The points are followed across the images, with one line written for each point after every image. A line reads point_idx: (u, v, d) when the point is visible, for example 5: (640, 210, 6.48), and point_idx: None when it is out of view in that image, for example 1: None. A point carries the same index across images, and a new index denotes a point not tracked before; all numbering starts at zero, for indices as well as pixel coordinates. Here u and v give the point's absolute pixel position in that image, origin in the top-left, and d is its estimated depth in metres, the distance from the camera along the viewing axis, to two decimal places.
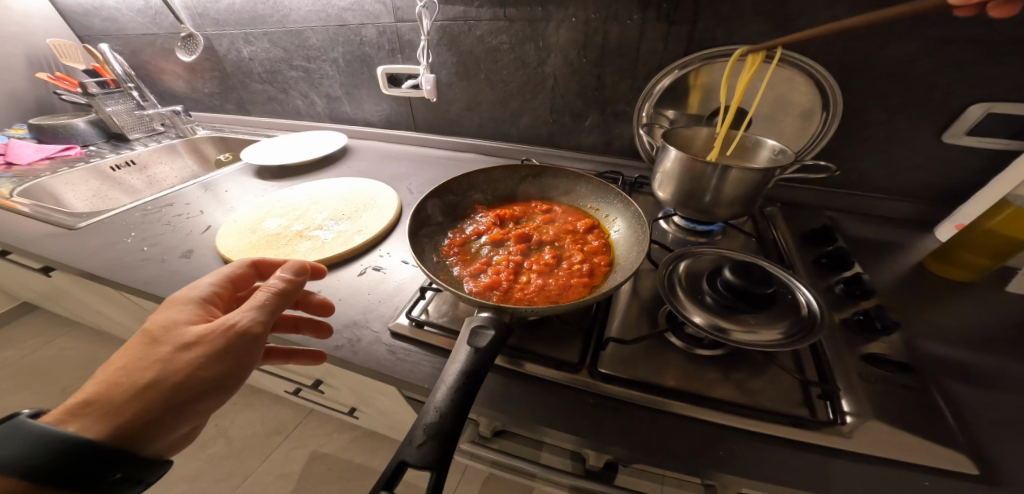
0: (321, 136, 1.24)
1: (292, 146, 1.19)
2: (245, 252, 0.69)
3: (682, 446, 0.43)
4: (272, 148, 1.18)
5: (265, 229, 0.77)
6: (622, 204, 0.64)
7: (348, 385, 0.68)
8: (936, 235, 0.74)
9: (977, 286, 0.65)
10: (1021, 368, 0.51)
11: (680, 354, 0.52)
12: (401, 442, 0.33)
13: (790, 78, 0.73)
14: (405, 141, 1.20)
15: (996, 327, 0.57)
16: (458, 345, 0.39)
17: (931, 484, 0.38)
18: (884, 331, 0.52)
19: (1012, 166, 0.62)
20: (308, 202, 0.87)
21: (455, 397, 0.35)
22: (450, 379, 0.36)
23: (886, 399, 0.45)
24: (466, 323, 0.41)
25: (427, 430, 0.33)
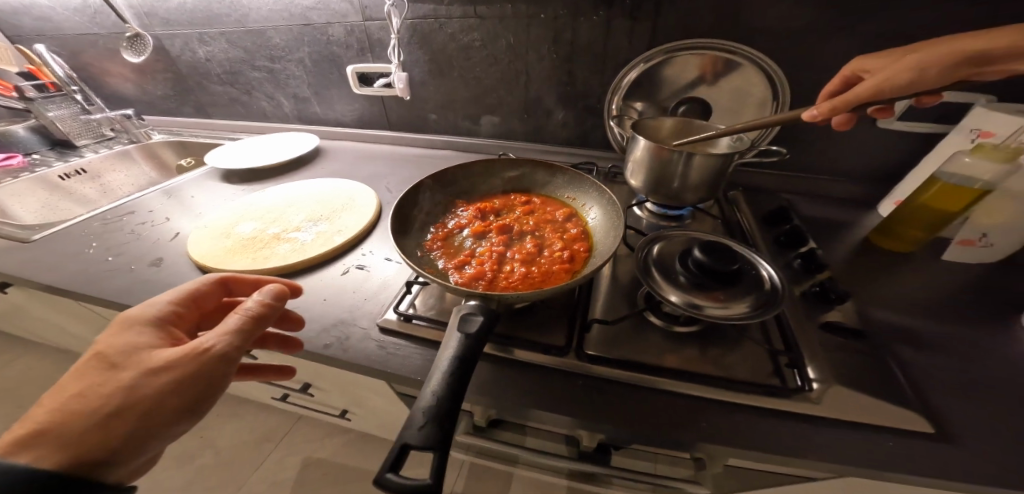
0: (291, 136, 1.21)
1: (261, 147, 1.16)
2: (221, 257, 0.68)
3: (667, 421, 0.46)
4: (239, 150, 1.14)
5: (239, 233, 0.75)
6: (597, 192, 0.67)
7: (337, 385, 0.67)
8: (879, 212, 0.82)
9: (916, 256, 0.72)
10: (951, 324, 0.58)
11: (660, 332, 0.55)
12: (403, 427, 0.34)
13: (745, 72, 0.78)
14: (379, 140, 1.19)
15: (930, 290, 0.64)
16: (449, 333, 0.41)
17: (887, 437, 0.43)
18: (838, 300, 0.57)
19: (935, 150, 0.71)
20: (284, 205, 0.85)
21: (451, 382, 0.36)
22: (446, 366, 0.38)
23: (845, 364, 0.50)
24: (455, 311, 0.42)
25: (426, 411, 0.34)
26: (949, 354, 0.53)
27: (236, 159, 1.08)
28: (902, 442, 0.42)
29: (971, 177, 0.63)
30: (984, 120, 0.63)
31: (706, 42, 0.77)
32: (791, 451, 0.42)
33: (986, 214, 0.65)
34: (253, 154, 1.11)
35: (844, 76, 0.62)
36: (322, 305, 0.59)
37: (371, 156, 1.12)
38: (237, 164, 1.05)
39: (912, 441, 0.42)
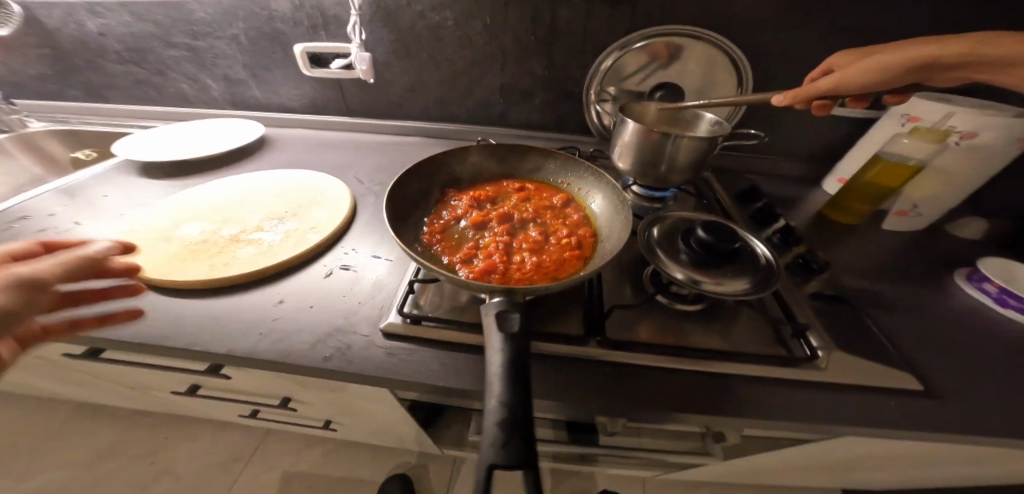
0: (227, 123, 1.05)
1: (190, 136, 0.99)
2: (163, 266, 0.56)
3: (699, 401, 0.46)
4: (160, 141, 0.96)
5: (183, 237, 0.63)
6: (594, 177, 0.66)
7: (327, 398, 0.61)
8: (824, 188, 0.93)
9: (860, 227, 0.83)
10: (899, 284, 0.67)
11: (673, 314, 0.56)
12: (482, 452, 0.30)
13: (717, 60, 0.82)
14: (335, 128, 1.06)
15: (877, 256, 0.74)
16: (489, 338, 0.37)
17: (882, 390, 0.48)
18: (819, 270, 0.63)
19: (875, 130, 0.79)
20: (233, 202, 0.73)
21: (514, 387, 0.33)
22: (499, 371, 0.34)
23: (834, 329, 0.55)
24: (485, 313, 0.38)
25: (499, 423, 0.30)
26: (905, 310, 0.61)
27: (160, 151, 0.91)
28: (893, 393, 0.48)
29: (906, 155, 0.73)
30: (913, 106, 0.72)
31: (682, 30, 0.79)
32: (810, 415, 0.45)
33: (914, 188, 0.77)
34: (181, 145, 0.94)
35: (820, 69, 0.66)
36: (309, 313, 0.52)
37: (328, 145, 1.00)
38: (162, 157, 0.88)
39: (901, 391, 0.48)
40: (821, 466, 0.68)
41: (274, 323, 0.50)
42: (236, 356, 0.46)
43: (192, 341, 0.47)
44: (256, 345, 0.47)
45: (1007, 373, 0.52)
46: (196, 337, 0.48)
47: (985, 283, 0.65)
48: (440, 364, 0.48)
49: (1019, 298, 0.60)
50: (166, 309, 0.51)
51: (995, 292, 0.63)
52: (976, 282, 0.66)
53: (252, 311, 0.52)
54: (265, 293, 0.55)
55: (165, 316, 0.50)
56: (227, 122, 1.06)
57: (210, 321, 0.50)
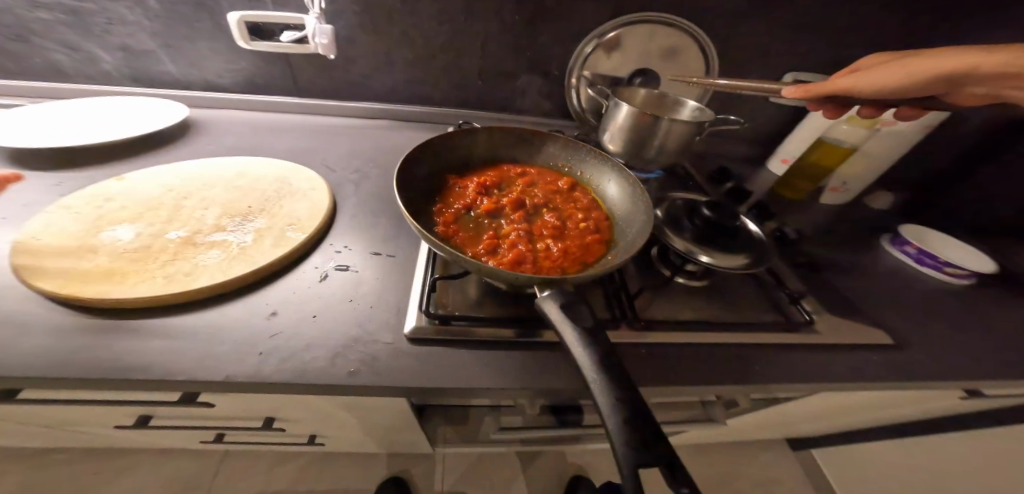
0: (142, 101, 0.83)
1: (87, 117, 0.77)
2: (94, 280, 0.42)
3: (734, 369, 0.49)
4: (41, 121, 0.73)
5: (109, 243, 0.49)
6: (598, 160, 0.65)
7: (330, 413, 0.54)
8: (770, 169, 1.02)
9: (803, 203, 0.96)
10: (842, 250, 0.79)
11: (690, 292, 0.59)
12: (610, 452, 0.25)
13: (690, 49, 0.86)
14: (282, 111, 0.91)
15: (822, 228, 0.86)
16: (565, 333, 0.34)
17: (862, 342, 0.56)
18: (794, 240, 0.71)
19: (818, 111, 0.87)
20: (172, 196, 0.59)
21: (611, 373, 0.30)
22: (594, 369, 0.30)
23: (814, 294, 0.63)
24: (547, 310, 0.36)
25: (622, 421, 0.26)
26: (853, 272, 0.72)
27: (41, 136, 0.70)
28: (869, 344, 0.56)
29: (842, 137, 0.86)
30: None
31: (661, 17, 0.81)
32: (818, 371, 0.52)
33: (847, 166, 0.90)
34: (74, 129, 0.73)
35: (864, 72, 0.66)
36: (316, 324, 0.44)
37: (277, 131, 0.85)
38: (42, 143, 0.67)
39: (874, 341, 0.57)
40: (789, 414, 0.78)
41: (276, 339, 0.42)
42: (239, 382, 0.38)
43: (169, 369, 0.37)
44: (261, 368, 0.39)
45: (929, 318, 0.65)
46: (175, 363, 0.38)
47: (907, 246, 0.80)
48: (484, 368, 0.44)
49: (933, 257, 0.76)
50: (118, 334, 0.39)
51: (914, 253, 0.79)
52: (900, 246, 0.81)
53: (241, 328, 0.42)
54: (252, 305, 0.45)
55: (120, 342, 0.39)
56: (141, 100, 0.84)
57: (188, 344, 0.40)
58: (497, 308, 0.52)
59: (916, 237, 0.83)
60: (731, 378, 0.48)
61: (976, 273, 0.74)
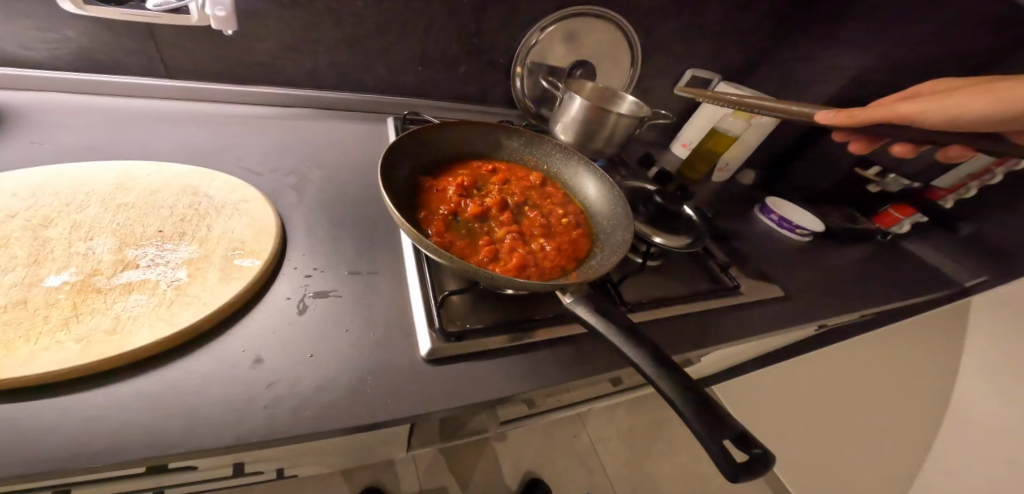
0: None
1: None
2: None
3: (695, 334, 0.61)
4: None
5: None
6: (563, 155, 0.68)
7: (320, 452, 0.47)
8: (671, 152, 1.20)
9: (702, 182, 1.16)
10: (734, 223, 1.00)
11: (653, 272, 0.69)
12: (692, 431, 0.31)
13: (619, 45, 0.92)
14: (146, 99, 0.66)
15: (718, 204, 1.07)
16: (611, 335, 0.37)
17: (766, 296, 0.75)
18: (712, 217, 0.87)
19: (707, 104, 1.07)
20: (6, 217, 0.39)
21: (666, 363, 0.35)
22: (651, 366, 0.34)
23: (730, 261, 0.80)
24: (586, 315, 0.40)
25: (693, 408, 0.31)
26: (744, 240, 0.94)
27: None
28: (770, 296, 0.76)
29: (728, 128, 1.05)
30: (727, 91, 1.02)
31: (598, 14, 0.85)
32: (746, 324, 0.68)
33: (730, 152, 1.10)
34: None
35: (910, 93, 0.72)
36: (321, 364, 0.40)
37: (148, 126, 0.61)
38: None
39: (772, 294, 0.76)
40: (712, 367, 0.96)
41: (277, 388, 0.37)
42: (254, 443, 0.33)
43: (155, 445, 0.31)
44: (274, 423, 0.35)
45: (792, 270, 0.90)
46: (156, 437, 0.31)
47: (772, 214, 1.04)
48: (510, 376, 0.46)
49: (789, 222, 1.01)
50: (46, 420, 0.30)
51: (776, 219, 1.04)
52: (767, 214, 1.05)
53: (225, 383, 0.36)
54: (225, 355, 0.38)
55: (55, 430, 0.30)
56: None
57: (161, 413, 0.33)
58: (504, 311, 0.53)
59: (776, 206, 1.09)
60: (692, 341, 0.60)
61: (813, 232, 1.02)
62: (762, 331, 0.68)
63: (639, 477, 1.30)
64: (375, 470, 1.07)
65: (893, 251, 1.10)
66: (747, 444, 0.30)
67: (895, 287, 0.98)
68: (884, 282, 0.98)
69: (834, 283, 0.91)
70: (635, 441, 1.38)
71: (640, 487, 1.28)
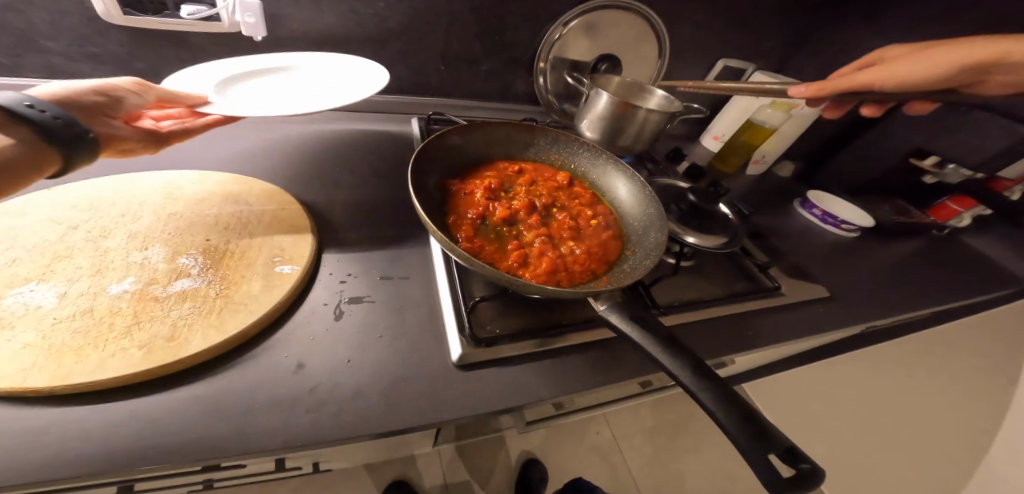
0: (368, 88, 0.60)
1: (300, 90, 0.61)
2: (36, 366, 0.32)
3: (734, 337, 0.60)
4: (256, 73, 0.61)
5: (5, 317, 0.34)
6: (591, 153, 0.67)
7: (359, 449, 0.49)
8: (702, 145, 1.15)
9: (736, 175, 1.11)
10: (771, 218, 0.96)
11: (686, 271, 0.67)
12: (734, 446, 0.28)
13: (646, 35, 0.89)
14: None
15: (754, 198, 1.02)
16: (645, 342, 0.36)
17: (811, 297, 0.71)
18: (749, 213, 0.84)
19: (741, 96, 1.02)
20: (72, 230, 0.42)
21: (706, 373, 0.33)
22: (689, 376, 0.33)
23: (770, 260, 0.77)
24: (618, 321, 0.39)
25: (738, 420, 0.29)
26: (783, 238, 0.89)
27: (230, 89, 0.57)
28: (815, 296, 0.72)
29: (766, 119, 0.99)
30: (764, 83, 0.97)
31: (625, 4, 0.82)
32: (789, 326, 0.65)
33: (767, 143, 1.04)
34: (263, 99, 0.58)
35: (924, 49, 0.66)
36: (357, 369, 0.41)
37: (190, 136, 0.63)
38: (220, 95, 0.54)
39: (817, 294, 0.73)
40: (747, 370, 0.92)
41: (318, 392, 0.39)
42: (300, 446, 0.35)
43: (212, 445, 0.33)
44: (316, 427, 0.36)
45: (836, 269, 0.85)
46: (211, 439, 0.33)
47: (814, 208, 0.99)
48: (542, 381, 0.46)
49: (833, 217, 0.96)
50: (112, 421, 0.32)
51: (819, 214, 0.98)
52: (809, 208, 1.00)
53: (270, 388, 0.38)
54: (269, 361, 0.40)
55: (124, 429, 0.32)
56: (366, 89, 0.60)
57: (213, 416, 0.35)
58: (533, 316, 0.52)
59: (818, 199, 1.03)
60: (728, 345, 0.58)
61: (859, 227, 0.97)
62: (805, 335, 0.65)
63: (664, 477, 1.28)
64: (400, 465, 1.10)
65: (939, 250, 1.04)
66: (799, 461, 0.27)
67: (949, 287, 0.91)
68: (936, 281, 0.92)
69: (882, 283, 0.85)
70: (660, 440, 1.36)
71: (665, 486, 1.27)
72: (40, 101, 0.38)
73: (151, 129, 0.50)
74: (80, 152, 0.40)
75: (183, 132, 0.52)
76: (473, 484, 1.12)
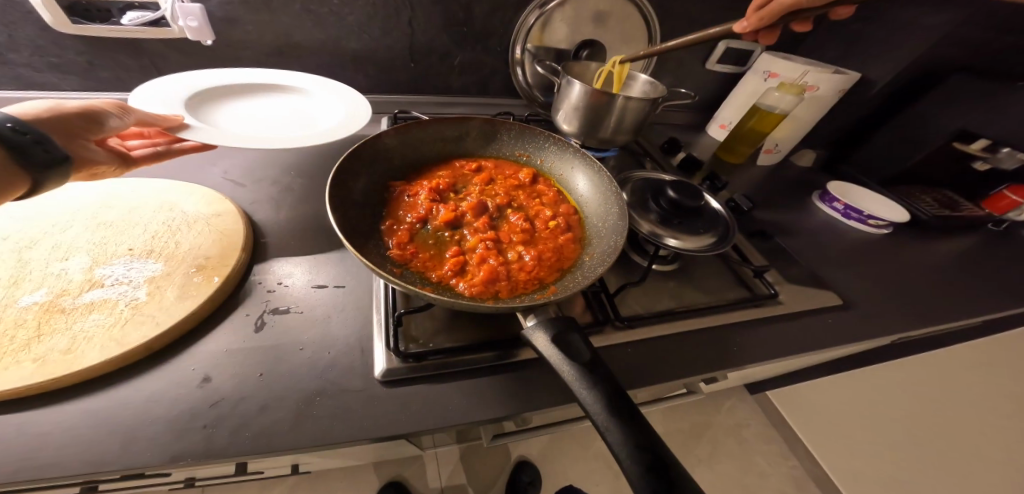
0: (349, 118, 0.62)
1: (269, 117, 0.61)
2: None
3: (719, 351, 0.52)
4: (228, 92, 0.62)
5: None
6: (558, 146, 0.61)
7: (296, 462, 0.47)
8: (708, 134, 1.05)
9: (745, 167, 1.00)
10: (782, 215, 0.86)
11: (664, 276, 0.61)
12: None
13: (631, 18, 0.81)
14: None
15: (765, 192, 0.92)
16: (563, 369, 0.32)
17: (820, 304, 0.62)
18: (749, 209, 0.75)
19: (744, 82, 0.93)
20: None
21: (622, 411, 0.28)
22: (603, 414, 0.29)
23: (772, 263, 0.68)
24: (538, 341, 0.34)
25: (644, 473, 0.25)
26: (794, 236, 0.80)
27: (202, 103, 0.58)
28: (824, 305, 0.63)
29: (774, 104, 0.86)
30: (770, 64, 0.86)
31: None
32: (788, 338, 0.57)
33: (778, 130, 0.93)
34: (226, 117, 0.58)
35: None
36: (269, 384, 0.39)
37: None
38: (185, 107, 0.55)
39: (827, 302, 0.63)
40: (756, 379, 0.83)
41: (221, 408, 0.36)
42: (188, 465, 0.33)
43: (91, 464, 0.31)
44: (209, 445, 0.34)
45: (858, 270, 0.74)
46: (94, 456, 0.32)
47: (835, 202, 0.88)
48: (475, 401, 0.42)
49: (858, 212, 0.85)
50: None
51: (841, 208, 0.87)
52: (829, 202, 0.89)
53: (169, 403, 0.36)
54: (177, 375, 0.38)
55: (7, 445, 0.31)
56: (330, 130, 0.58)
57: (104, 433, 0.33)
58: (472, 330, 0.47)
59: (841, 192, 0.91)
60: (712, 361, 0.51)
61: (890, 222, 0.85)
62: (811, 350, 0.56)
63: None
64: (395, 465, 1.09)
65: (992, 247, 0.90)
66: None
67: (1007, 290, 0.78)
68: (986, 284, 0.78)
69: (916, 285, 0.74)
70: None
71: None
72: (24, 122, 0.37)
73: (119, 152, 0.49)
74: (53, 176, 0.39)
75: (153, 155, 0.51)
76: (467, 488, 1.09)
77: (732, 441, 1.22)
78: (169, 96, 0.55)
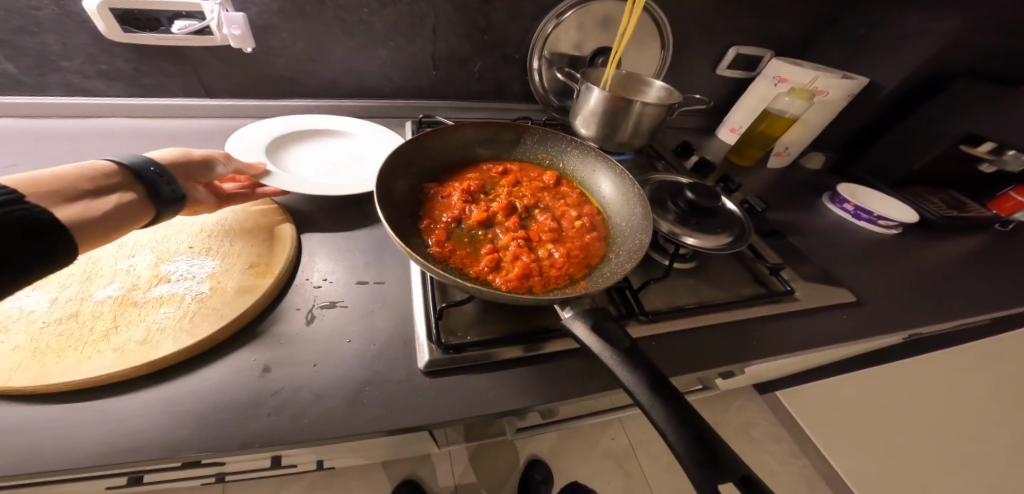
0: None
1: (331, 159, 0.65)
2: (22, 368, 0.34)
3: (738, 345, 0.55)
4: (299, 135, 0.68)
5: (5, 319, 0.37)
6: (581, 149, 0.64)
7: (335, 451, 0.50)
8: (717, 138, 1.08)
9: (755, 169, 1.02)
10: (793, 215, 0.88)
11: (682, 273, 0.63)
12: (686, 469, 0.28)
13: (646, 25, 0.84)
14: (185, 118, 0.72)
15: (775, 194, 0.94)
16: (605, 355, 0.34)
17: (833, 301, 0.65)
18: (762, 210, 0.78)
19: (756, 86, 0.94)
20: None
21: (664, 392, 0.31)
22: (646, 395, 0.31)
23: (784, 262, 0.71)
24: (578, 330, 0.37)
25: (688, 446, 0.28)
26: (805, 236, 0.82)
27: (273, 150, 0.63)
28: (837, 302, 0.65)
29: (785, 108, 0.89)
30: (779, 69, 0.89)
31: None
32: (803, 333, 0.59)
33: (788, 134, 0.96)
34: (295, 159, 0.63)
35: None
36: (322, 374, 0.42)
37: (188, 134, 0.68)
38: (264, 158, 0.59)
39: (840, 299, 0.66)
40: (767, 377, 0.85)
41: (282, 395, 0.39)
42: (257, 447, 0.36)
43: (172, 445, 0.34)
44: (273, 429, 0.37)
45: (868, 269, 0.76)
46: (174, 437, 0.35)
47: (845, 203, 0.90)
48: (511, 390, 0.45)
49: (868, 212, 0.87)
50: (82, 420, 0.34)
51: (852, 209, 0.89)
52: (839, 203, 0.91)
53: (234, 391, 0.39)
54: (238, 365, 0.41)
55: (95, 426, 0.34)
56: None
57: (180, 416, 0.36)
58: (506, 324, 0.50)
59: (851, 193, 0.94)
60: (731, 354, 0.53)
61: (900, 223, 0.87)
62: (824, 345, 0.58)
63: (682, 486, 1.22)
64: (410, 463, 1.11)
65: (999, 247, 0.92)
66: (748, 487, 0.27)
67: (1013, 288, 0.80)
68: (993, 282, 0.81)
69: (926, 284, 0.76)
70: None
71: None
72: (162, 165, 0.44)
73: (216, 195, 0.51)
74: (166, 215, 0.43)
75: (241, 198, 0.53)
76: (481, 486, 1.11)
77: (741, 439, 1.24)
78: (244, 148, 0.60)
